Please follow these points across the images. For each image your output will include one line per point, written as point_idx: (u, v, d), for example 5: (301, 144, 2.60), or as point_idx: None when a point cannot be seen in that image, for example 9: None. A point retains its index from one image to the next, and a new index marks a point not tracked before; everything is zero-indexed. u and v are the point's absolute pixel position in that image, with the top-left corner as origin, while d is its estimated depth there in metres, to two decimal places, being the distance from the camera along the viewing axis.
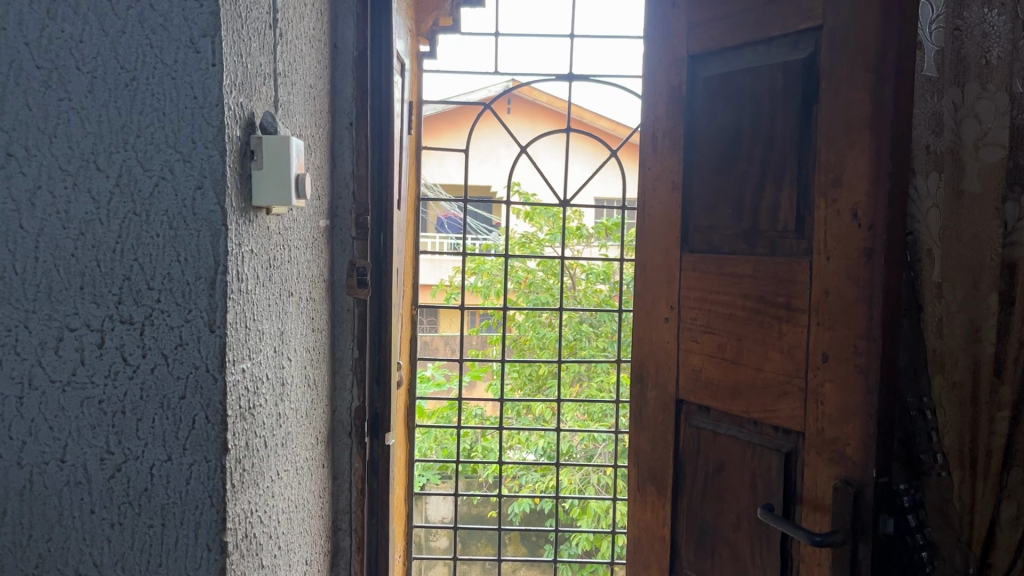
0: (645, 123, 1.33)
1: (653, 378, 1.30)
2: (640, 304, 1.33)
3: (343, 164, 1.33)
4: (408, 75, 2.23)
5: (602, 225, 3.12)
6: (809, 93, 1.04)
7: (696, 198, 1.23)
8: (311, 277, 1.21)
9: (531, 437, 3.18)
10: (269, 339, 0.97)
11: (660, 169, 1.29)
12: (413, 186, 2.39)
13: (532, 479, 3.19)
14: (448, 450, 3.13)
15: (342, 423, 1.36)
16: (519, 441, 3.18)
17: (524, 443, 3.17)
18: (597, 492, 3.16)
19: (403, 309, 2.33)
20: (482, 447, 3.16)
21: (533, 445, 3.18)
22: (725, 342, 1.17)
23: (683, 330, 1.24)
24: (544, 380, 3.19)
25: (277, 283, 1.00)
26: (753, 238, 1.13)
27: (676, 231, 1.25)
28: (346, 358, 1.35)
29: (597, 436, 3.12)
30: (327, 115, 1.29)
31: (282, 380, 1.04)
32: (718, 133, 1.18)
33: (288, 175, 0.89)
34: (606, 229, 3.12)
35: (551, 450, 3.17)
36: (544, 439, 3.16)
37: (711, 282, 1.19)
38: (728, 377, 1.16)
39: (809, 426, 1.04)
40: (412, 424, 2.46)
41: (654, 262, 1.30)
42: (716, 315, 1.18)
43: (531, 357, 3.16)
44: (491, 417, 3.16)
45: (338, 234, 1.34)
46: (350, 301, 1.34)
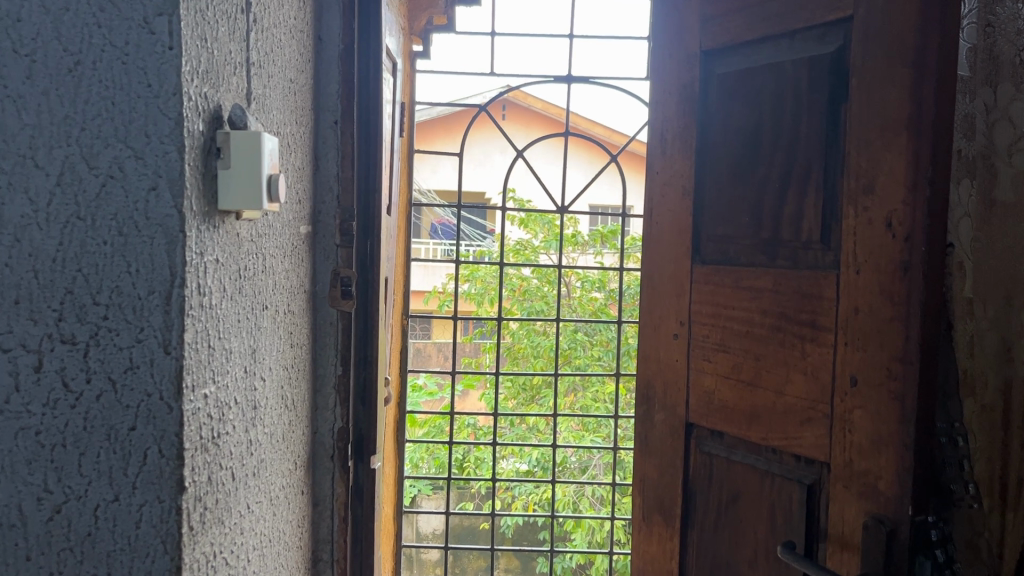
0: (652, 125, 1.23)
1: (661, 399, 1.21)
2: (646, 318, 1.24)
3: (326, 166, 1.23)
4: (399, 75, 2.13)
5: (597, 233, 3.05)
6: (838, 90, 0.95)
7: (709, 205, 1.13)
8: (290, 289, 1.11)
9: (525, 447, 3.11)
10: (239, 358, 0.87)
11: (669, 175, 1.19)
12: (405, 192, 2.29)
13: (524, 490, 3.09)
14: (440, 460, 3.07)
15: (323, 446, 1.26)
16: (513, 451, 3.12)
17: (518, 453, 3.11)
18: (591, 505, 3.11)
19: (393, 319, 2.23)
20: (474, 458, 3.06)
21: (527, 455, 3.10)
22: (742, 362, 1.07)
23: (694, 348, 1.14)
24: (537, 390, 3.18)
25: (248, 296, 0.90)
26: (773, 250, 1.04)
27: (687, 241, 1.16)
28: (328, 376, 1.26)
29: (592, 448, 3.00)
30: (310, 112, 1.20)
31: (254, 403, 0.94)
32: (735, 135, 1.09)
33: (259, 177, 0.79)
34: (601, 237, 3.05)
35: (546, 461, 3.08)
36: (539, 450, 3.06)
37: (726, 296, 1.09)
38: (744, 401, 1.07)
39: (836, 456, 0.95)
40: (401, 439, 2.36)
41: (662, 273, 1.21)
42: (731, 332, 1.09)
43: (524, 365, 3.15)
44: (483, 428, 3.07)
45: (321, 242, 1.24)
46: (333, 313, 1.25)
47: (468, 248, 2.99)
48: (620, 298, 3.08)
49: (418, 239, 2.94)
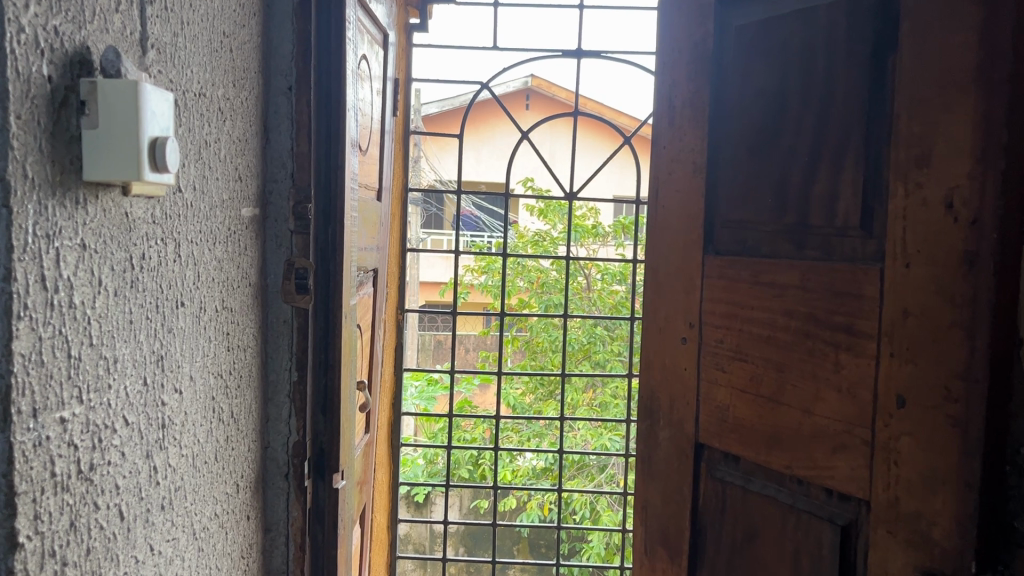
0: (656, 91, 1.05)
1: (666, 414, 1.02)
2: (647, 318, 1.05)
3: (278, 140, 1.07)
4: (392, 49, 1.96)
5: (618, 223, 2.89)
6: (884, 39, 0.76)
7: (725, 184, 0.94)
8: (225, 281, 0.94)
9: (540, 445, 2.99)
10: (134, 368, 0.70)
11: (678, 149, 1.00)
12: (400, 177, 2.13)
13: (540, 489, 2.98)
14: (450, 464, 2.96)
15: (276, 463, 1.09)
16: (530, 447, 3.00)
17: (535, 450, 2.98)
18: (608, 504, 2.90)
19: (386, 313, 2.07)
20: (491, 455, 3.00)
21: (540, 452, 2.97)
22: (762, 373, 0.89)
23: (704, 355, 0.96)
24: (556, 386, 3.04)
25: (149, 290, 0.73)
26: (801, 238, 0.85)
27: (698, 228, 0.97)
28: (281, 383, 1.09)
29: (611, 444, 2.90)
30: (257, 76, 1.02)
31: (164, 422, 0.77)
32: (754, 99, 0.90)
33: (139, 139, 0.62)
34: (622, 228, 2.89)
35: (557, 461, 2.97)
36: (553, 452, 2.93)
37: (743, 293, 0.91)
38: (765, 421, 0.88)
39: (877, 494, 0.76)
40: (395, 441, 2.20)
41: (666, 266, 1.02)
42: (749, 337, 0.90)
43: (542, 359, 3.05)
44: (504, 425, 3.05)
45: (272, 228, 1.07)
46: (287, 310, 1.08)
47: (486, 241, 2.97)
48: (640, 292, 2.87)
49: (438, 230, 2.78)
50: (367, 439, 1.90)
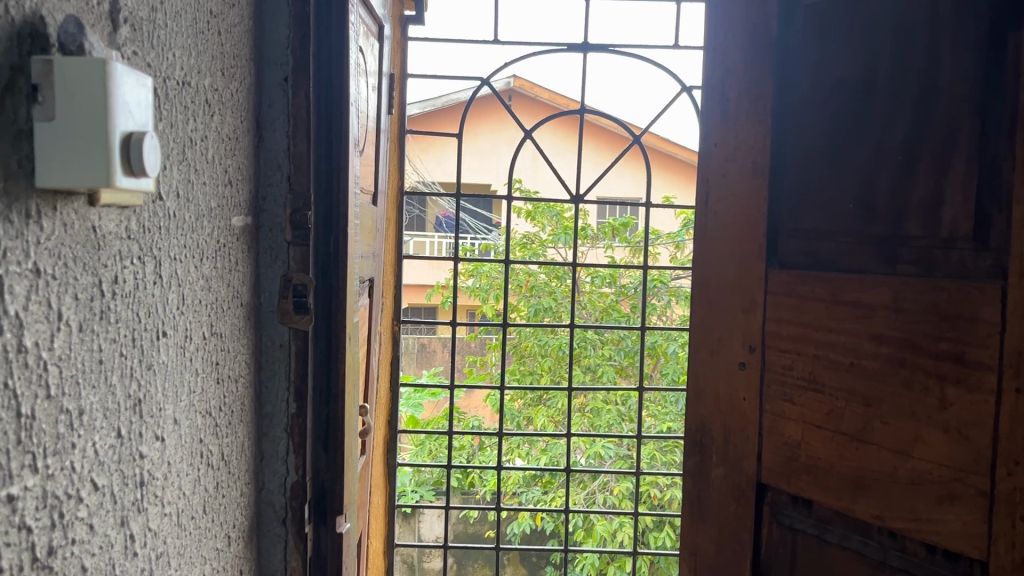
0: (708, 79, 0.92)
1: (719, 450, 0.90)
2: (695, 336, 0.94)
3: (273, 139, 0.93)
4: (388, 43, 1.83)
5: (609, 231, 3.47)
6: (1005, 12, 0.64)
7: (791, 186, 0.82)
8: (214, 302, 0.80)
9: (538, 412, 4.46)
10: (105, 420, 0.57)
11: (733, 147, 0.88)
12: (396, 180, 2.00)
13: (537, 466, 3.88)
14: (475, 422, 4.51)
15: (272, 507, 0.96)
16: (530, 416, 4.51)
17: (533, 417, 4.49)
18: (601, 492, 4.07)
19: (383, 325, 1.95)
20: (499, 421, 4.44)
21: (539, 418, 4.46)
22: (841, 406, 0.76)
23: (768, 383, 0.84)
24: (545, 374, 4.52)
25: (126, 321, 0.60)
26: (891, 249, 0.73)
27: (758, 237, 0.85)
28: (277, 416, 0.95)
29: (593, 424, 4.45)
30: (249, 64, 0.89)
31: (143, 479, 0.64)
32: (829, 88, 0.78)
33: (111, 136, 0.49)
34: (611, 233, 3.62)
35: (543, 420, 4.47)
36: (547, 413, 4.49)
37: (817, 314, 0.79)
38: (846, 462, 0.76)
39: (1000, 555, 0.64)
40: (392, 462, 2.07)
41: (719, 282, 0.90)
42: (825, 364, 0.78)
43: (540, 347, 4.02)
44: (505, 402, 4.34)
45: (266, 240, 0.93)
46: (284, 333, 0.95)
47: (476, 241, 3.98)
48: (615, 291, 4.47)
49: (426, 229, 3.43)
50: (364, 460, 1.78)
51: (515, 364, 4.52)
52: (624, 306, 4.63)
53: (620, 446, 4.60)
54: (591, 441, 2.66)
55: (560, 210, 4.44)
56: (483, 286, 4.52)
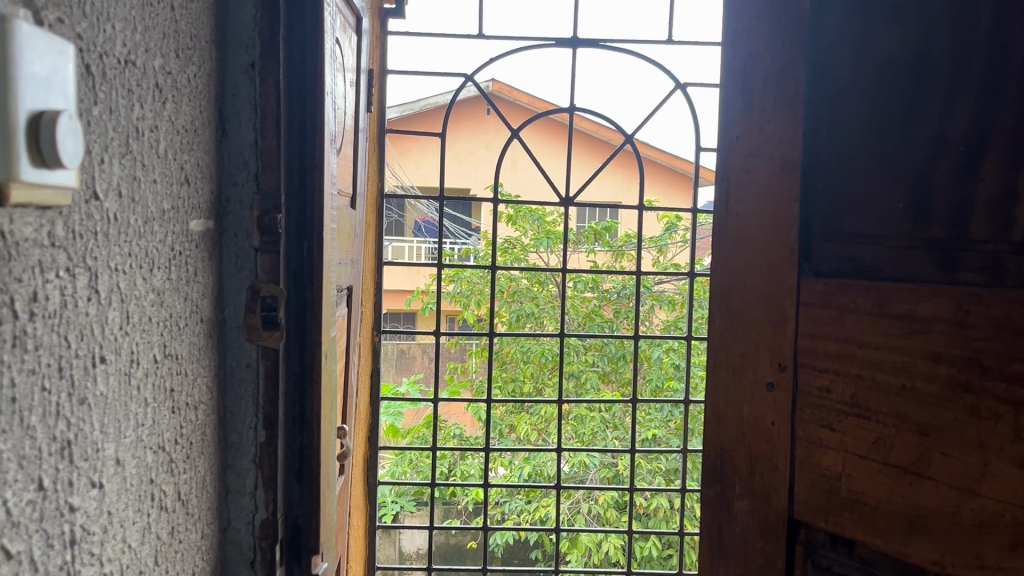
0: (730, 70, 0.86)
1: (745, 480, 0.81)
2: (717, 353, 0.85)
3: (239, 133, 0.83)
4: (366, 38, 1.74)
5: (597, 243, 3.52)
6: None
7: (828, 183, 0.74)
8: (168, 319, 0.69)
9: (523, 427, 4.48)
10: (18, 476, 0.46)
11: (759, 141, 0.81)
12: (376, 183, 1.89)
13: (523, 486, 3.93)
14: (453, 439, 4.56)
15: (239, 549, 0.85)
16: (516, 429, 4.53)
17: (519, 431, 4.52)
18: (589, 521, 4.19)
19: (363, 336, 1.84)
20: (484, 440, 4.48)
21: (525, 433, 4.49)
22: (890, 434, 0.66)
23: (802, 407, 0.74)
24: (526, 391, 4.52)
25: (51, 349, 0.49)
26: (949, 256, 0.63)
27: (789, 242, 0.77)
28: (244, 446, 0.84)
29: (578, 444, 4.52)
30: (210, 47, 0.78)
31: (74, 538, 0.53)
32: (872, 72, 0.69)
33: (12, 117, 0.38)
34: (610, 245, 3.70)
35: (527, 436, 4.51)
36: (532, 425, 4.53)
37: (860, 327, 0.69)
38: (896, 498, 0.66)
39: None
40: (372, 481, 1.96)
41: (744, 292, 0.81)
42: (869, 387, 0.68)
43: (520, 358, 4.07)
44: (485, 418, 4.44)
45: (231, 247, 0.83)
46: (252, 351, 0.84)
47: (457, 243, 4.09)
48: (605, 299, 4.50)
49: (403, 235, 3.54)
50: (343, 481, 1.68)
51: (497, 370, 4.50)
52: (607, 312, 4.57)
53: (605, 454, 4.56)
54: (581, 455, 2.58)
55: (542, 214, 4.38)
56: (464, 291, 4.46)
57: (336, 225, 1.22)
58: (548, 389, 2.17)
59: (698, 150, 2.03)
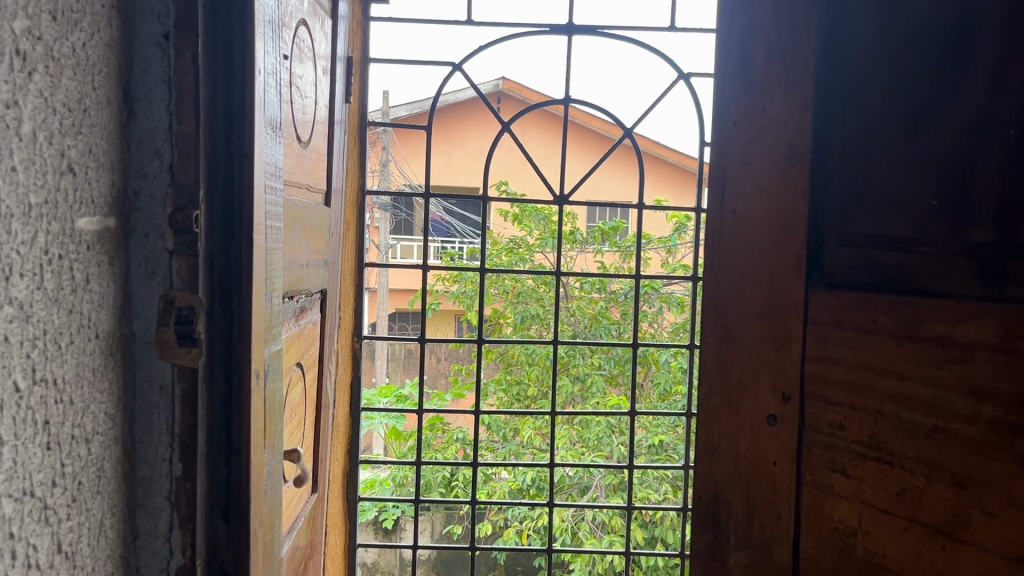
0: (728, 43, 0.73)
1: (741, 529, 0.68)
2: (708, 375, 0.72)
3: (149, 114, 0.70)
4: (344, 23, 1.62)
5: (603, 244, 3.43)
6: None
7: (844, 175, 0.61)
8: (34, 336, 0.57)
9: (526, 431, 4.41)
10: None
11: (760, 126, 0.68)
12: (356, 179, 1.77)
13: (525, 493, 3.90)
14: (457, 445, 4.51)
15: None
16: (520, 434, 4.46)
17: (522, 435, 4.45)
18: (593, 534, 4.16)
19: (341, 343, 1.73)
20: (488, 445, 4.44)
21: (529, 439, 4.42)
22: (917, 484, 0.53)
23: (809, 446, 0.62)
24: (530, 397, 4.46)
25: None
26: (994, 265, 0.50)
27: (794, 248, 0.64)
28: (156, 481, 0.72)
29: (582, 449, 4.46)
30: (109, 11, 0.66)
31: None
32: (899, 40, 0.56)
33: None
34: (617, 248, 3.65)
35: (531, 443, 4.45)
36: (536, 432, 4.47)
37: (881, 353, 0.56)
38: (924, 565, 0.53)
39: None
40: (354, 495, 1.85)
41: (742, 306, 0.69)
42: (891, 425, 0.55)
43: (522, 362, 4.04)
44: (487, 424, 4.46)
45: (141, 249, 0.70)
46: (166, 371, 0.72)
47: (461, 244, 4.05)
48: (612, 301, 4.39)
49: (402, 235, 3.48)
50: (315, 496, 1.58)
51: (502, 372, 4.43)
52: (614, 314, 4.46)
53: (609, 460, 4.45)
54: (577, 476, 2.38)
55: (547, 214, 4.31)
56: (466, 292, 4.46)
57: (285, 225, 1.10)
58: (550, 410, 1.96)
59: (702, 144, 1.90)
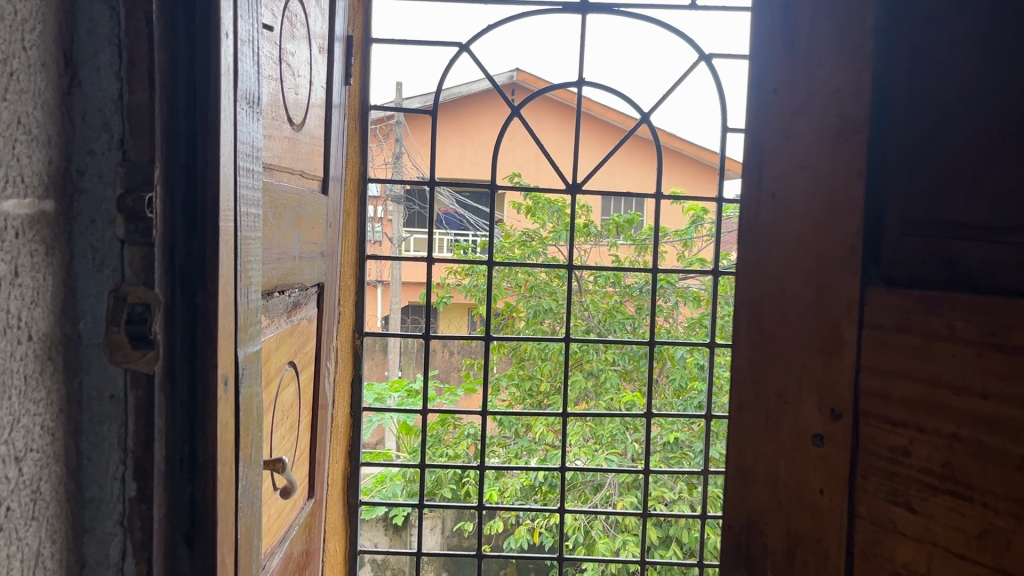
0: (769, 7, 0.64)
1: (782, 563, 0.59)
2: (745, 389, 0.64)
3: (95, 82, 0.61)
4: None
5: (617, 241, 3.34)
6: None
7: (907, 151, 0.51)
8: None
9: (539, 429, 4.36)
10: None
11: (804, 92, 0.59)
12: (357, 168, 1.68)
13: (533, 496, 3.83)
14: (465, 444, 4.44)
15: None
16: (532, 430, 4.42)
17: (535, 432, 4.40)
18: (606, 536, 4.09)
19: (341, 339, 1.64)
20: (500, 443, 4.37)
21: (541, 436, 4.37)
22: (1000, 530, 0.44)
23: (863, 474, 0.52)
24: (542, 396, 4.36)
25: None
26: None
27: (842, 235, 0.55)
28: (107, 502, 0.63)
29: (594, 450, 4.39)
30: None
31: None
32: None
33: None
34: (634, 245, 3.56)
35: (545, 441, 4.40)
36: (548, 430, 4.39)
37: (955, 366, 0.46)
38: None
39: None
40: (355, 498, 1.76)
41: (781, 303, 0.59)
42: (969, 453, 0.45)
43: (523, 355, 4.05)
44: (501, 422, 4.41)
45: (86, 235, 0.61)
46: (118, 376, 0.63)
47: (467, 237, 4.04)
48: (628, 295, 4.29)
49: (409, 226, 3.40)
50: (311, 503, 1.49)
51: (514, 366, 4.36)
52: (628, 308, 4.36)
53: (623, 458, 4.37)
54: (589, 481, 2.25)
55: (561, 206, 4.21)
56: (479, 286, 4.41)
57: (266, 216, 1.01)
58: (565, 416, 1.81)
59: (723, 130, 1.79)
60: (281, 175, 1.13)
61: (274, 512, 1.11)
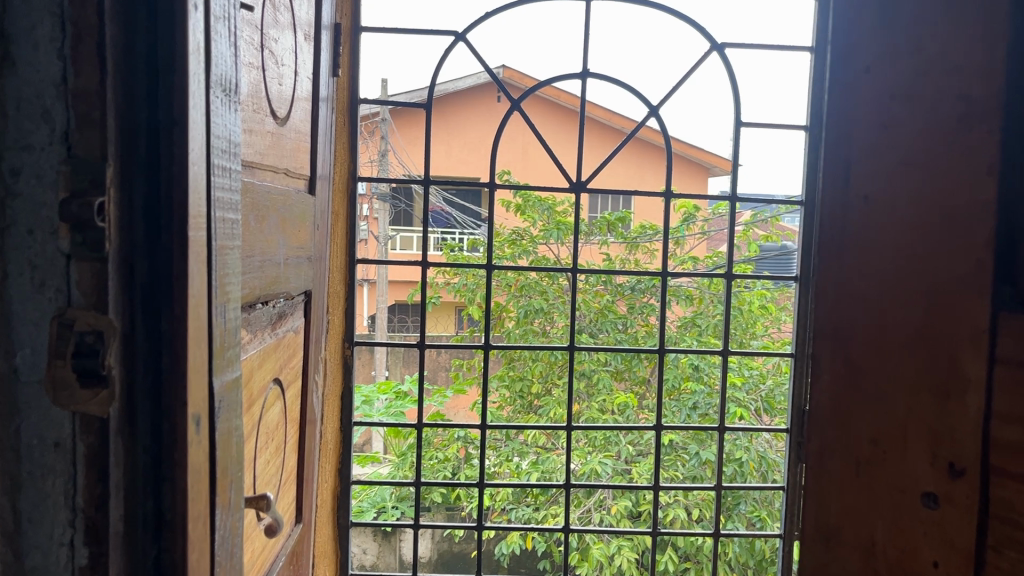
0: (850, 43, 0.62)
1: None
2: (850, 446, 0.63)
3: (31, 60, 0.50)
4: None
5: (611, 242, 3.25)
6: None
7: None
8: None
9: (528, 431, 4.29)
10: None
11: (907, 81, 0.57)
12: (346, 165, 1.56)
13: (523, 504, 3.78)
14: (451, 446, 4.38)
15: None
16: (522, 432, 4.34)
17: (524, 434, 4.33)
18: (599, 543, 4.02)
19: (329, 349, 1.53)
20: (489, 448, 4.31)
21: (530, 438, 4.30)
22: None
23: (997, 547, 0.50)
24: (532, 398, 4.28)
25: None
26: None
27: (958, 266, 0.53)
28: (52, 572, 0.52)
29: (586, 453, 4.32)
30: None
31: None
32: None
33: None
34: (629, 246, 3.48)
35: (537, 446, 4.32)
36: (536, 435, 4.30)
37: None
38: None
39: None
40: (344, 519, 1.65)
41: (885, 341, 0.59)
42: None
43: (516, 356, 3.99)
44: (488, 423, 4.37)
45: (20, 251, 0.50)
46: (61, 420, 0.51)
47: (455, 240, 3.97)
48: (620, 295, 4.20)
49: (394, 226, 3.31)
50: (299, 528, 1.38)
51: (504, 367, 4.28)
52: (620, 308, 4.26)
53: (617, 460, 4.29)
54: (599, 488, 2.06)
55: (551, 204, 4.12)
56: (468, 285, 4.29)
57: (247, 220, 0.90)
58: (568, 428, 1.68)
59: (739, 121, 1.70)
60: (259, 175, 1.01)
61: (257, 548, 1.00)
